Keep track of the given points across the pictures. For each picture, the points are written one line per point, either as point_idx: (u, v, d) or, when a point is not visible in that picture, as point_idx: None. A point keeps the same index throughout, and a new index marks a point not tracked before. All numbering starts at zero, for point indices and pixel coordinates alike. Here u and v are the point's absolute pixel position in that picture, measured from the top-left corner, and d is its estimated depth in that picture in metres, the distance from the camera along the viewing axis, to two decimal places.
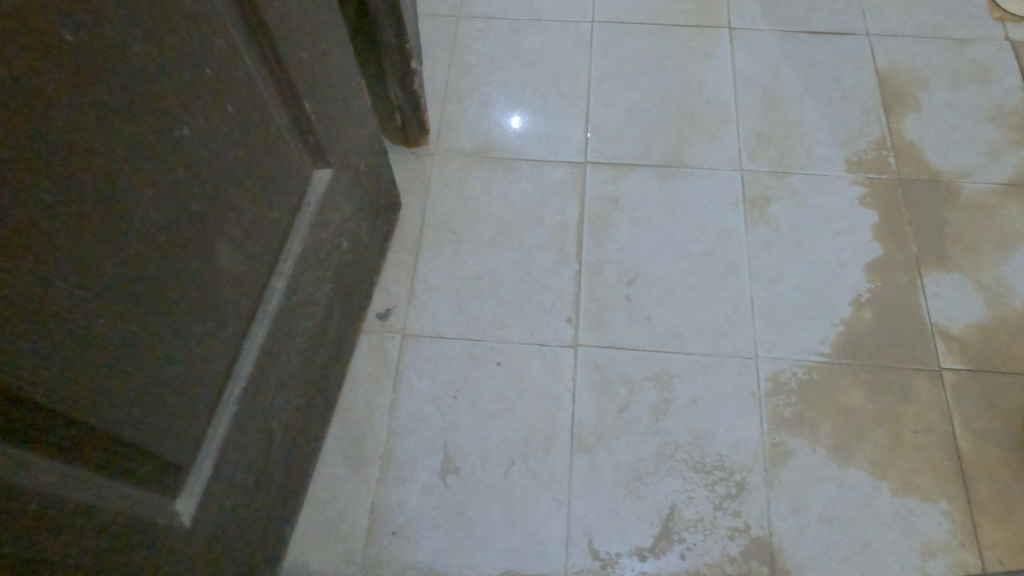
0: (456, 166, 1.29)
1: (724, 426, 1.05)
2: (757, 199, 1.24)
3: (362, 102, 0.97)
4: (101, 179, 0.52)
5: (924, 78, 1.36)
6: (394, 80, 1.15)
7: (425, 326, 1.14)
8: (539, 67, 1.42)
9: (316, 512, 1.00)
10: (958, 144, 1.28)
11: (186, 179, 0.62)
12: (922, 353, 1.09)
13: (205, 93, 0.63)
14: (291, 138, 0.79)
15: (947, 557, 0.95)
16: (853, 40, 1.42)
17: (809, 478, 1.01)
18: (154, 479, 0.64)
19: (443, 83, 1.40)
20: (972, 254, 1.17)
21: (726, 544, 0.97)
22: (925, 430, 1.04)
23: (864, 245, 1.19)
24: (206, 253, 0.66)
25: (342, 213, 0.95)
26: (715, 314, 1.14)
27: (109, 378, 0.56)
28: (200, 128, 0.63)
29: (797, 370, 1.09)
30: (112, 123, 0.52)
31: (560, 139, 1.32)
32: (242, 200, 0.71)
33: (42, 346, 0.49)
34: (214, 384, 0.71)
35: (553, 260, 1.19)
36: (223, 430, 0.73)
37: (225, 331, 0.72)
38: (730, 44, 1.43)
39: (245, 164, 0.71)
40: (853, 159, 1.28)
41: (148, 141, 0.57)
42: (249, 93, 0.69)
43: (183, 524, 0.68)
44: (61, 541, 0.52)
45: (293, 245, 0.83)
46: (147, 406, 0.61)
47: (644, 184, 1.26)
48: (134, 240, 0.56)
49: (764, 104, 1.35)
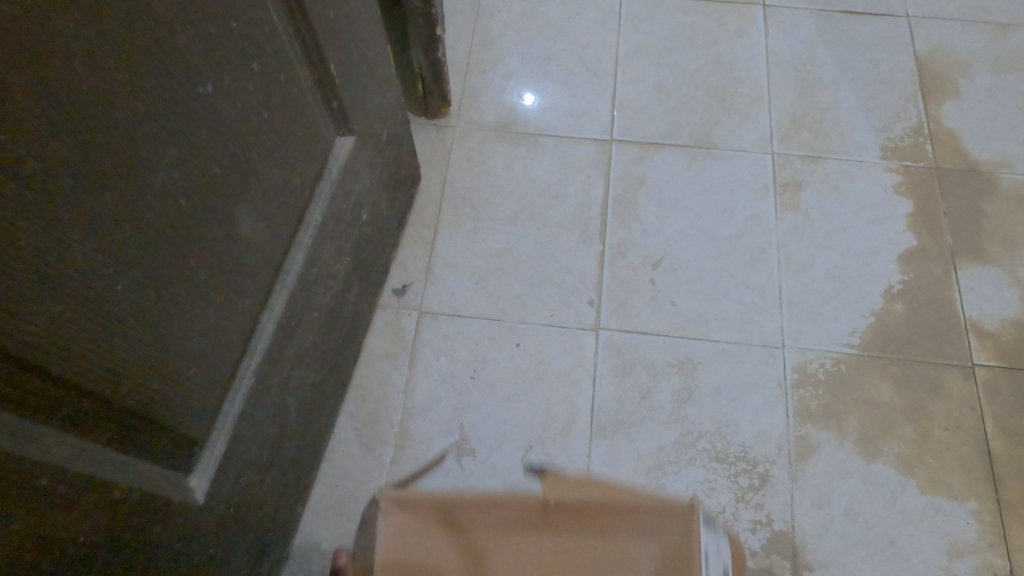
0: (478, 141, 1.25)
1: (748, 416, 1.02)
2: (788, 183, 1.20)
3: (387, 68, 0.92)
4: (120, 136, 0.49)
5: (965, 64, 1.31)
6: (418, 46, 1.10)
7: (442, 304, 1.11)
8: (565, 40, 1.36)
9: (328, 490, 0.98)
10: (998, 133, 1.24)
11: (208, 140, 0.58)
12: (953, 348, 1.06)
13: (229, 48, 0.59)
14: (315, 102, 0.76)
15: (974, 558, 0.93)
16: (891, 22, 1.37)
17: (834, 473, 0.98)
18: (168, 455, 0.61)
19: (466, 53, 1.35)
20: (1009, 248, 1.13)
21: (747, 537, 0.95)
22: (955, 428, 1.01)
23: (897, 235, 1.15)
24: (226, 219, 0.63)
25: (363, 183, 0.91)
26: (742, 300, 1.10)
27: (125, 348, 0.53)
28: (223, 85, 0.59)
29: (826, 362, 1.05)
30: (132, 76, 0.49)
31: (586, 115, 1.28)
32: (263, 164, 0.68)
33: (59, 312, 0.46)
34: (230, 357, 0.68)
35: (575, 240, 1.16)
36: (238, 406, 0.70)
37: (244, 302, 0.69)
38: (764, 22, 1.37)
39: (267, 126, 0.67)
40: (889, 145, 1.23)
41: (171, 96, 0.53)
42: (274, 51, 0.66)
43: (196, 500, 0.65)
44: (72, 518, 0.50)
45: (314, 215, 0.79)
46: (164, 377, 0.58)
47: (672, 164, 1.22)
48: (153, 202, 0.53)
49: (797, 85, 1.30)
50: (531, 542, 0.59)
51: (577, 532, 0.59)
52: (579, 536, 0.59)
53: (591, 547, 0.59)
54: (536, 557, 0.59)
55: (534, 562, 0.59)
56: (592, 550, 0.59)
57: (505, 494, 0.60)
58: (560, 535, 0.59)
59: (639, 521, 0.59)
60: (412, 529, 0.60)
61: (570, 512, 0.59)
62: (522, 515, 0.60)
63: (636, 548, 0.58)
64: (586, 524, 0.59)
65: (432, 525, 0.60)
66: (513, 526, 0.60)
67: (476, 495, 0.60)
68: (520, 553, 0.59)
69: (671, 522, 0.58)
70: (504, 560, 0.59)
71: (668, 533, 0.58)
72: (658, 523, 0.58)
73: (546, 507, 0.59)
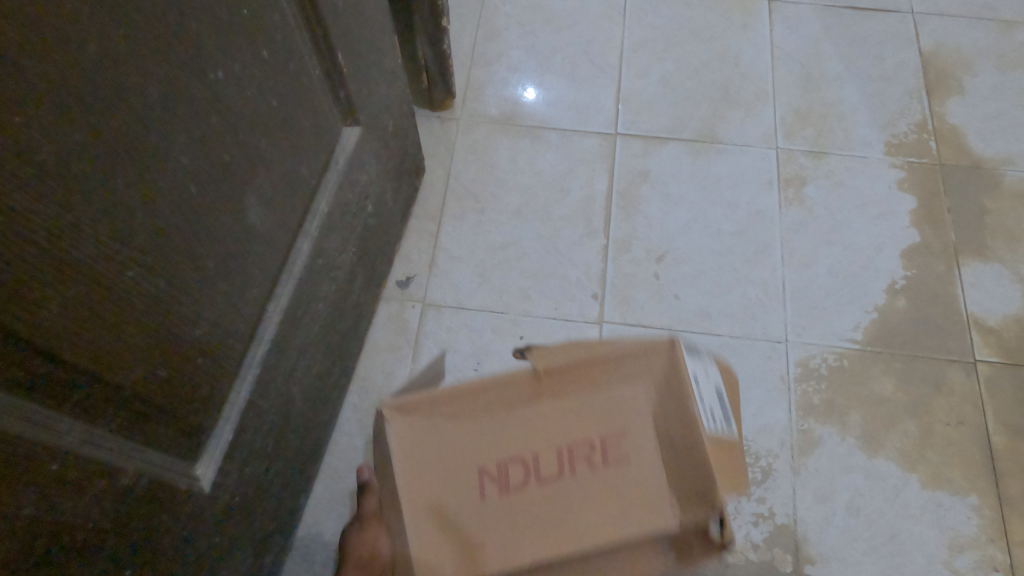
0: (482, 134, 1.25)
1: (751, 411, 1.02)
2: (792, 178, 1.20)
3: (393, 58, 0.92)
4: (132, 121, 0.49)
5: (969, 61, 1.31)
6: (424, 38, 1.10)
7: (446, 296, 1.11)
8: (570, 33, 1.36)
9: (332, 481, 0.98)
10: (1002, 130, 1.24)
11: (217, 127, 0.58)
12: (956, 344, 1.06)
13: (240, 35, 0.59)
14: (322, 92, 0.75)
15: (975, 553, 0.94)
16: (896, 18, 1.36)
17: (836, 467, 0.99)
18: (176, 443, 0.61)
19: (470, 45, 1.35)
20: (1012, 245, 1.14)
21: (750, 530, 0.95)
22: (957, 423, 1.01)
23: (901, 231, 1.15)
24: (235, 208, 0.63)
25: (368, 174, 0.91)
26: (745, 295, 1.10)
27: (135, 334, 0.53)
28: (234, 72, 0.59)
29: (828, 357, 1.06)
30: (144, 62, 0.49)
31: (590, 108, 1.28)
32: (272, 152, 0.68)
33: (69, 298, 0.46)
34: (237, 346, 0.68)
35: (579, 234, 1.16)
36: (245, 395, 0.70)
37: (251, 292, 0.69)
38: (769, 17, 1.37)
39: (276, 115, 0.67)
40: (893, 141, 1.23)
41: (182, 83, 0.53)
42: (284, 39, 0.66)
43: (203, 489, 0.65)
44: (81, 505, 0.50)
45: (320, 205, 0.79)
46: (172, 365, 0.58)
47: (676, 159, 1.22)
48: (163, 189, 0.53)
49: (802, 81, 1.30)
50: (532, 411, 0.55)
51: (577, 390, 0.55)
52: (577, 395, 0.55)
53: (592, 399, 0.55)
54: (534, 426, 0.55)
55: (541, 431, 0.55)
56: (593, 403, 0.55)
57: (494, 375, 0.55)
58: (559, 398, 0.55)
59: (623, 365, 0.56)
60: (421, 433, 0.55)
61: (561, 376, 0.55)
62: (516, 388, 0.55)
63: (631, 394, 0.56)
64: (576, 385, 0.56)
65: (430, 421, 0.55)
66: (501, 402, 0.55)
67: (473, 383, 0.55)
68: (525, 425, 0.55)
69: (652, 357, 0.56)
70: (511, 435, 0.55)
71: (653, 373, 0.56)
72: (639, 363, 0.56)
73: (538, 374, 0.55)
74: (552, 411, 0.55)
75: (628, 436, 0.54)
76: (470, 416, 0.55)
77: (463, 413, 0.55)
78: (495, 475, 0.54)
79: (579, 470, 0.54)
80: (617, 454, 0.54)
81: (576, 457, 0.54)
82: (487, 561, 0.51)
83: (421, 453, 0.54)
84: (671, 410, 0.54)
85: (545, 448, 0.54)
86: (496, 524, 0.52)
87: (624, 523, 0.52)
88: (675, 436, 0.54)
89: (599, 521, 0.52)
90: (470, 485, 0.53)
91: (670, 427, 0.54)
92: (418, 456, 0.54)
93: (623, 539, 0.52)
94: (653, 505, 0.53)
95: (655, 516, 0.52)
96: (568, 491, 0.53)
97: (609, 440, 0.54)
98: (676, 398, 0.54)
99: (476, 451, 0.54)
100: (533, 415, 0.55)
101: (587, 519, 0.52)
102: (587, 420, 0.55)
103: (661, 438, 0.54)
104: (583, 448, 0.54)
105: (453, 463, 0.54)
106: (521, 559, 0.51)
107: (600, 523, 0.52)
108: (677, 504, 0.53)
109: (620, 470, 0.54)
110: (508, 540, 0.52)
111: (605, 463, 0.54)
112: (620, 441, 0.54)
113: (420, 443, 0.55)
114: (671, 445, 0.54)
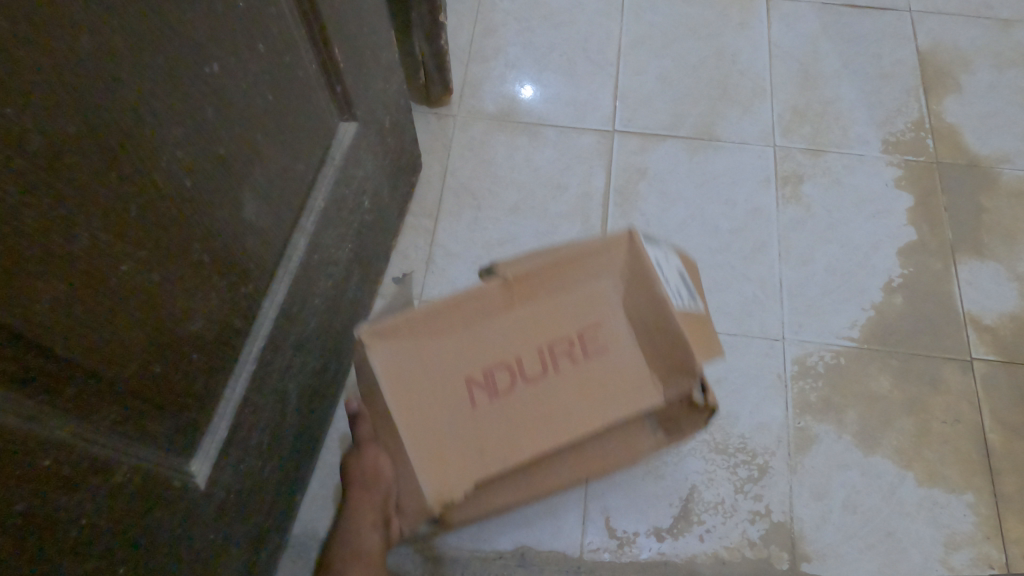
0: (479, 130, 1.25)
1: (748, 408, 1.02)
2: (790, 176, 1.20)
3: (390, 53, 0.92)
4: (126, 114, 0.48)
5: (967, 59, 1.31)
6: (420, 34, 1.10)
7: (442, 293, 1.10)
8: (567, 30, 1.36)
9: (327, 477, 0.97)
10: (999, 129, 1.24)
11: (213, 119, 0.58)
12: (952, 342, 1.06)
13: (236, 28, 0.58)
14: (319, 86, 0.75)
15: (971, 550, 0.94)
16: (894, 16, 1.36)
17: (833, 464, 0.99)
18: (170, 439, 0.61)
19: (467, 41, 1.34)
20: (1008, 243, 1.14)
21: (746, 528, 0.95)
22: (953, 421, 1.01)
23: (898, 228, 1.15)
24: (230, 202, 0.63)
25: (365, 169, 0.91)
26: (742, 293, 1.10)
27: (129, 329, 0.53)
28: (229, 65, 0.58)
29: (825, 354, 1.06)
30: (138, 54, 0.48)
31: (588, 105, 1.27)
32: (268, 147, 0.67)
33: (63, 292, 0.46)
34: (232, 342, 0.68)
35: (576, 231, 1.15)
36: (240, 391, 0.70)
37: (246, 287, 0.68)
38: (767, 14, 1.37)
39: (272, 108, 0.66)
40: (891, 139, 1.23)
41: (177, 76, 0.52)
42: (281, 32, 0.65)
43: (197, 486, 0.65)
44: (75, 500, 0.50)
45: (316, 201, 0.79)
46: (166, 360, 0.58)
47: (673, 156, 1.22)
48: (158, 183, 0.53)
49: (799, 78, 1.30)
50: (511, 314, 0.63)
51: (549, 293, 0.63)
52: (552, 297, 0.63)
53: (565, 300, 0.63)
54: (516, 329, 0.63)
55: (522, 333, 0.63)
56: (568, 302, 0.63)
57: (464, 290, 0.61)
58: (535, 302, 0.63)
59: (589, 266, 0.64)
60: (402, 352, 0.62)
61: (532, 282, 0.63)
62: (491, 298, 0.62)
63: (600, 288, 0.64)
64: (548, 289, 0.63)
65: (413, 339, 0.62)
66: (481, 311, 0.62)
67: (448, 300, 0.61)
68: (505, 328, 0.63)
69: (614, 254, 0.64)
70: (494, 339, 0.62)
71: (616, 267, 0.64)
72: (603, 261, 0.64)
73: (511, 284, 0.62)
74: (531, 313, 0.63)
75: (603, 326, 0.63)
76: (450, 329, 0.62)
77: (445, 327, 0.62)
78: (487, 374, 0.62)
79: (564, 363, 0.63)
80: (595, 346, 0.63)
81: (557, 353, 0.63)
82: (494, 444, 0.62)
83: (408, 370, 0.62)
84: (639, 299, 0.63)
85: (529, 348, 0.63)
86: (497, 416, 0.62)
87: (615, 401, 0.62)
88: (648, 319, 0.62)
89: (590, 402, 0.62)
90: (466, 387, 0.62)
91: (642, 313, 0.63)
92: (409, 372, 0.62)
93: (614, 413, 0.62)
94: (638, 383, 0.63)
95: (640, 390, 0.62)
96: (557, 381, 0.62)
97: (587, 334, 0.63)
98: (642, 290, 0.63)
99: (465, 357, 0.62)
100: (512, 319, 0.62)
101: (577, 401, 0.62)
102: (564, 319, 0.63)
103: (634, 323, 0.63)
104: (563, 346, 0.63)
105: (444, 371, 0.62)
106: (523, 439, 0.62)
107: (591, 404, 0.62)
108: (658, 376, 0.62)
109: (601, 358, 0.63)
110: (512, 426, 0.62)
111: (586, 355, 0.63)
112: (598, 333, 0.63)
113: (408, 359, 0.62)
114: (645, 328, 0.63)
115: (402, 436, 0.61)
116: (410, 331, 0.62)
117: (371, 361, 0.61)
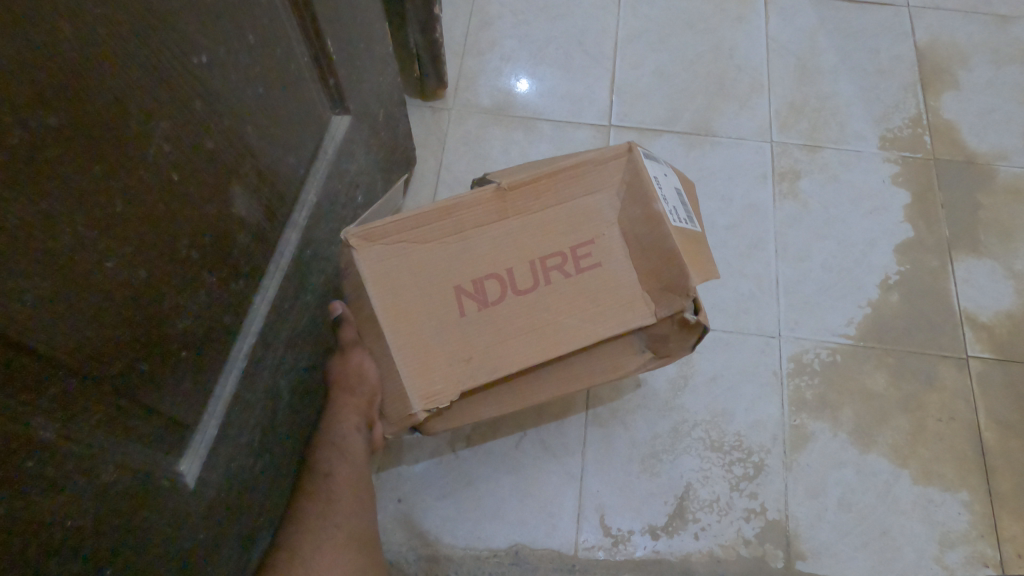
0: (474, 124, 1.24)
1: (743, 406, 1.02)
2: (786, 172, 1.19)
3: (383, 46, 0.90)
4: (111, 106, 0.47)
5: (964, 55, 1.30)
6: (415, 26, 1.08)
7: None
8: (564, 23, 1.34)
9: None
10: (996, 125, 1.24)
11: (202, 112, 0.57)
12: (948, 340, 1.06)
13: (225, 19, 0.57)
14: (310, 79, 0.74)
15: (966, 548, 0.94)
16: (892, 11, 1.35)
17: (828, 462, 0.99)
18: (159, 437, 0.60)
19: (462, 34, 1.33)
20: (1005, 240, 1.14)
21: (741, 526, 0.95)
22: (949, 419, 1.01)
23: (895, 226, 1.15)
24: (219, 196, 0.61)
25: (358, 163, 0.89)
26: (738, 290, 1.10)
27: (116, 326, 0.51)
28: (218, 57, 0.57)
29: (822, 352, 1.05)
30: (123, 45, 0.47)
31: (584, 99, 1.26)
32: (258, 140, 0.66)
33: (47, 288, 0.44)
34: (222, 339, 0.67)
35: None
36: (230, 388, 0.69)
37: (236, 282, 0.67)
38: (765, 9, 1.36)
39: (262, 101, 0.65)
40: (888, 136, 1.23)
41: (163, 68, 0.51)
42: (271, 24, 0.64)
43: (187, 484, 0.64)
44: (61, 501, 0.48)
45: (308, 195, 0.78)
46: (154, 356, 0.57)
47: (669, 151, 1.21)
48: (145, 176, 0.51)
49: (797, 74, 1.29)
50: (509, 223, 0.68)
51: (545, 203, 0.69)
52: (547, 208, 0.69)
53: (560, 212, 0.69)
54: (510, 236, 0.68)
55: (516, 241, 0.68)
56: (563, 214, 0.69)
57: (465, 195, 0.67)
58: (531, 213, 0.69)
59: (586, 179, 0.69)
60: (393, 253, 0.67)
61: (530, 192, 0.68)
62: (489, 206, 0.68)
63: (596, 203, 0.70)
64: (544, 199, 0.69)
65: (413, 242, 0.67)
66: (478, 217, 0.68)
67: (449, 202, 0.67)
68: (501, 235, 0.68)
69: (613, 168, 0.69)
70: (489, 245, 0.68)
71: (614, 181, 0.70)
72: (601, 176, 0.69)
73: (508, 194, 0.68)
74: (526, 222, 0.69)
75: (596, 240, 0.69)
76: (449, 232, 0.68)
77: (444, 233, 0.68)
78: (481, 278, 0.67)
79: (557, 273, 0.68)
80: (587, 257, 0.68)
81: (551, 263, 0.68)
82: (488, 346, 0.67)
83: (405, 273, 0.67)
84: (633, 212, 0.68)
85: (522, 257, 0.68)
86: (491, 321, 0.67)
87: (606, 315, 0.67)
88: (642, 233, 0.67)
89: (582, 312, 0.67)
90: (462, 292, 0.67)
91: (636, 226, 0.68)
92: (407, 274, 0.67)
93: (605, 326, 0.67)
94: (629, 299, 0.68)
95: (630, 304, 0.67)
96: (550, 290, 0.67)
97: (580, 246, 0.68)
98: (639, 204, 0.68)
99: (462, 261, 0.68)
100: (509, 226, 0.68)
101: (568, 308, 0.67)
102: (560, 229, 0.69)
103: (628, 238, 0.68)
104: (557, 256, 0.68)
105: (441, 275, 0.67)
106: (516, 340, 0.67)
107: (584, 315, 0.67)
108: (650, 294, 0.67)
109: (592, 271, 0.68)
110: (507, 332, 0.67)
111: (579, 267, 0.68)
112: (591, 245, 0.68)
113: (407, 261, 0.67)
114: (638, 242, 0.68)
115: (397, 332, 0.66)
116: (410, 234, 0.67)
117: (368, 257, 0.66)
